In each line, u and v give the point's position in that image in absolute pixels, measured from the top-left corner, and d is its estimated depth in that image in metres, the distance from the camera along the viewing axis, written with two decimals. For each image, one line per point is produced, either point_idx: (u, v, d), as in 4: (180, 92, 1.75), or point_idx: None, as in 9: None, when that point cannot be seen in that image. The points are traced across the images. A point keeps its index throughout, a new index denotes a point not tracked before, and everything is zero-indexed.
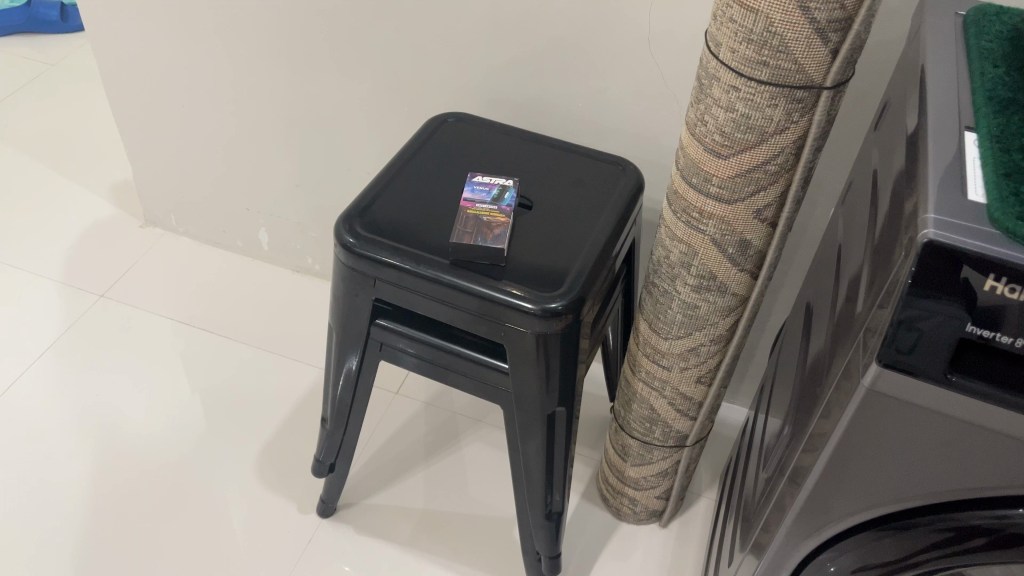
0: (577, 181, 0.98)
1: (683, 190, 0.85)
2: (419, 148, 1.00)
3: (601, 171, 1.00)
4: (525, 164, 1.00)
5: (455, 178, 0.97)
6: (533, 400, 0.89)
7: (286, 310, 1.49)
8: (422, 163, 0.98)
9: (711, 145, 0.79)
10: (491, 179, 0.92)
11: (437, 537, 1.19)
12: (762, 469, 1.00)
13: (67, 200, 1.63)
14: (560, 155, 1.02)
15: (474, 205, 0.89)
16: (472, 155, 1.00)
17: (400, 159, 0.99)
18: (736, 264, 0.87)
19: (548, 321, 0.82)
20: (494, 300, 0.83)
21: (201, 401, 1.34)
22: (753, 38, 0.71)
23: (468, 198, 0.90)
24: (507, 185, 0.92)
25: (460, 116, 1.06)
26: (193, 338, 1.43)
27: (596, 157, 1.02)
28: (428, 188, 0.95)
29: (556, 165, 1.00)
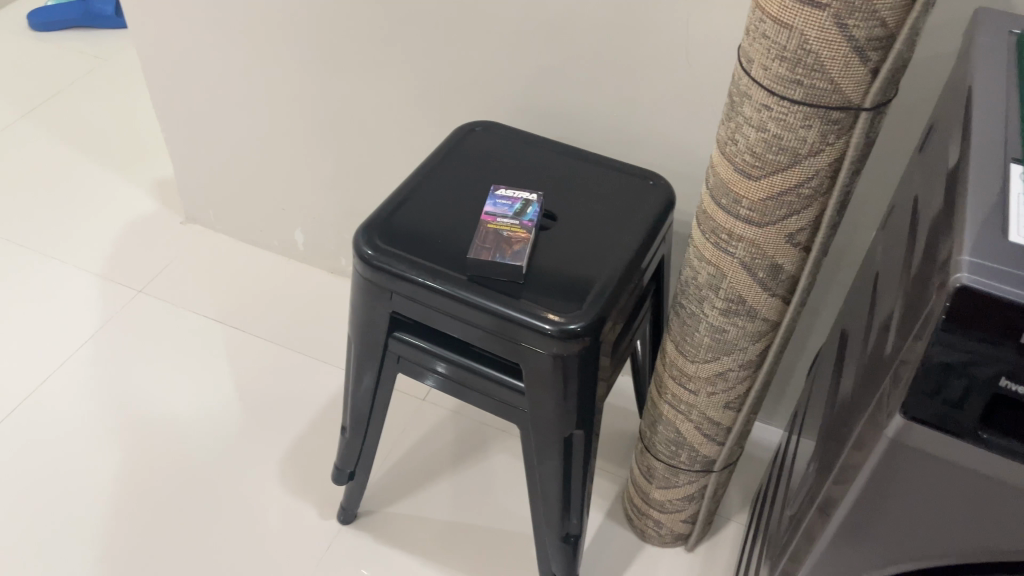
0: (604, 196, 0.95)
1: (710, 209, 0.82)
2: (444, 159, 0.98)
3: (630, 185, 0.96)
4: (552, 176, 0.97)
5: (478, 189, 0.94)
6: (550, 421, 0.86)
7: (318, 311, 1.49)
8: (446, 174, 0.96)
9: (741, 165, 0.76)
10: (514, 193, 0.89)
11: (456, 549, 1.17)
12: (790, 502, 0.95)
13: (111, 194, 1.66)
14: (589, 168, 0.98)
15: (495, 219, 0.86)
16: (498, 166, 0.98)
17: (424, 169, 0.97)
18: (767, 289, 0.83)
19: (566, 343, 0.79)
20: (511, 320, 0.80)
21: (230, 400, 1.35)
22: (786, 55, 0.67)
23: (490, 212, 0.87)
24: (531, 199, 0.89)
25: (488, 123, 1.04)
26: (226, 336, 1.44)
27: (626, 171, 0.98)
28: (450, 199, 0.93)
29: (584, 178, 0.97)
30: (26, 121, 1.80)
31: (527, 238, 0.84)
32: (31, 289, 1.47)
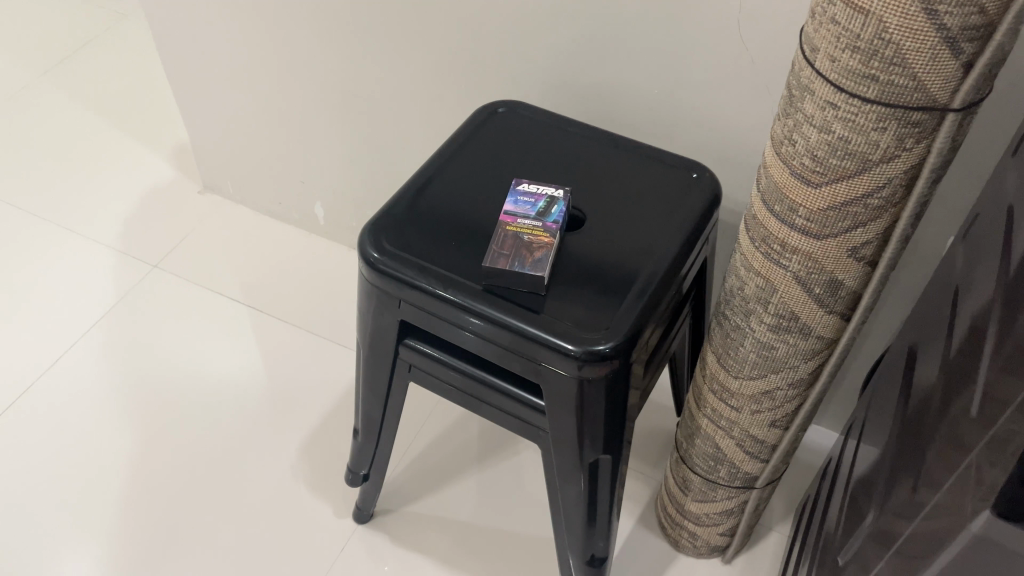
0: (642, 190, 0.84)
1: (759, 214, 0.71)
2: (463, 146, 0.89)
3: (671, 177, 0.85)
4: (582, 166, 0.87)
5: (499, 182, 0.85)
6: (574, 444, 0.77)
7: (338, 290, 1.41)
8: (465, 165, 0.87)
9: (799, 169, 0.65)
10: (538, 188, 0.79)
11: (476, 554, 1.11)
12: (836, 530, 0.86)
13: (129, 162, 1.59)
14: (624, 156, 0.88)
15: (516, 221, 0.76)
16: (523, 156, 0.88)
17: (440, 158, 0.87)
18: (823, 306, 0.73)
19: (592, 366, 0.70)
20: (531, 337, 0.71)
21: (244, 386, 1.28)
22: (859, 46, 0.56)
23: (510, 211, 0.77)
24: (557, 196, 0.79)
25: (514, 104, 0.93)
26: (242, 316, 1.37)
27: (666, 159, 0.87)
28: (467, 193, 0.83)
29: (618, 169, 0.86)
30: (43, 84, 1.73)
31: (551, 244, 0.74)
32: (44, 263, 1.42)
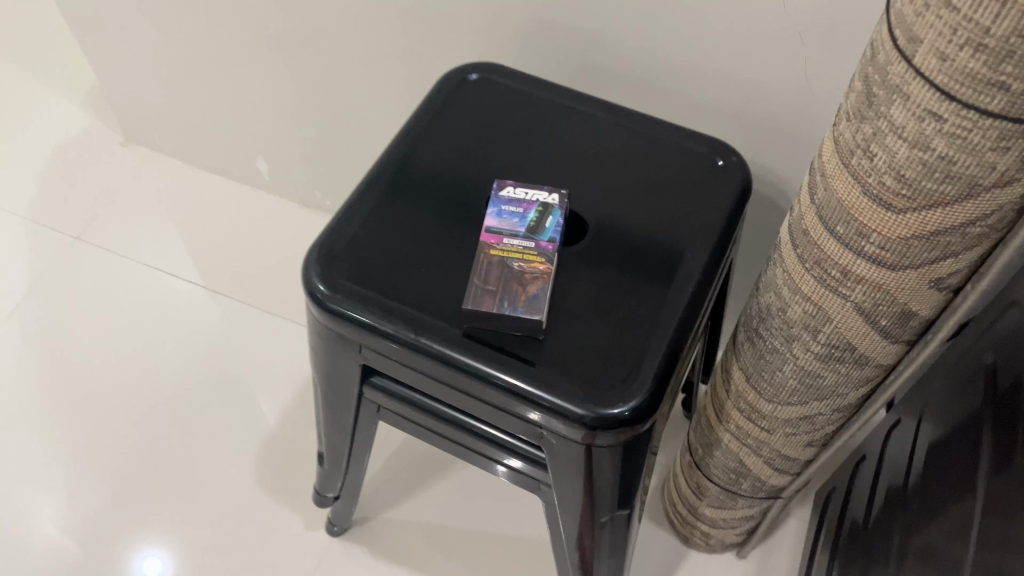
0: (655, 182, 0.68)
1: (812, 230, 0.56)
2: (430, 131, 0.71)
3: (690, 164, 0.69)
4: (580, 152, 0.70)
5: (477, 178, 0.68)
6: (583, 499, 0.65)
7: (291, 256, 1.24)
8: (435, 157, 0.69)
9: (875, 189, 0.49)
10: (528, 194, 0.62)
11: (466, 562, 1.00)
12: (877, 552, 0.75)
13: (38, 112, 1.38)
14: (629, 135, 0.71)
15: (501, 241, 0.60)
16: (506, 143, 0.71)
17: (402, 147, 0.70)
18: (889, 337, 0.58)
19: (607, 432, 0.56)
20: (529, 399, 0.56)
21: (194, 378, 1.13)
22: (987, 43, 0.39)
23: (493, 228, 0.61)
24: (551, 202, 0.62)
25: (490, 71, 0.75)
26: (183, 290, 1.20)
27: (681, 138, 0.71)
28: (437, 195, 0.67)
29: (623, 154, 0.70)
30: None
31: (548, 276, 0.58)
32: None
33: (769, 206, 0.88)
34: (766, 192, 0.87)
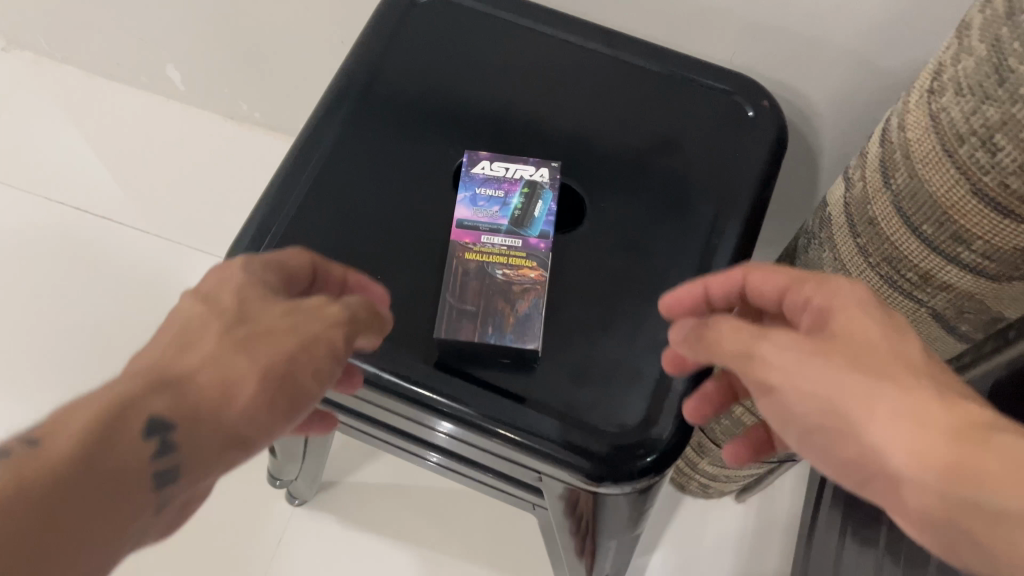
0: (669, 142, 0.54)
1: (883, 221, 0.43)
2: (381, 81, 0.56)
3: (712, 118, 0.55)
4: (575, 105, 0.56)
5: (439, 147, 0.54)
6: (582, 525, 0.55)
7: (215, 178, 1.04)
8: (390, 116, 0.55)
9: (990, 192, 0.36)
10: (510, 172, 0.49)
11: (447, 526, 0.91)
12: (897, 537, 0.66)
13: None
14: (625, 80, 0.57)
15: (479, 240, 0.47)
16: (480, 94, 0.56)
17: (340, 105, 0.55)
18: (965, 341, 0.47)
19: (620, 486, 0.45)
20: (522, 448, 0.45)
21: (104, 321, 0.92)
22: None
23: (466, 221, 0.47)
24: (540, 182, 0.49)
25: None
26: (93, 221, 0.99)
27: (690, 83, 0.57)
28: (391, 169, 0.52)
29: (627, 106, 0.56)
30: None
31: (541, 288, 0.45)
32: None
33: (798, 134, 0.73)
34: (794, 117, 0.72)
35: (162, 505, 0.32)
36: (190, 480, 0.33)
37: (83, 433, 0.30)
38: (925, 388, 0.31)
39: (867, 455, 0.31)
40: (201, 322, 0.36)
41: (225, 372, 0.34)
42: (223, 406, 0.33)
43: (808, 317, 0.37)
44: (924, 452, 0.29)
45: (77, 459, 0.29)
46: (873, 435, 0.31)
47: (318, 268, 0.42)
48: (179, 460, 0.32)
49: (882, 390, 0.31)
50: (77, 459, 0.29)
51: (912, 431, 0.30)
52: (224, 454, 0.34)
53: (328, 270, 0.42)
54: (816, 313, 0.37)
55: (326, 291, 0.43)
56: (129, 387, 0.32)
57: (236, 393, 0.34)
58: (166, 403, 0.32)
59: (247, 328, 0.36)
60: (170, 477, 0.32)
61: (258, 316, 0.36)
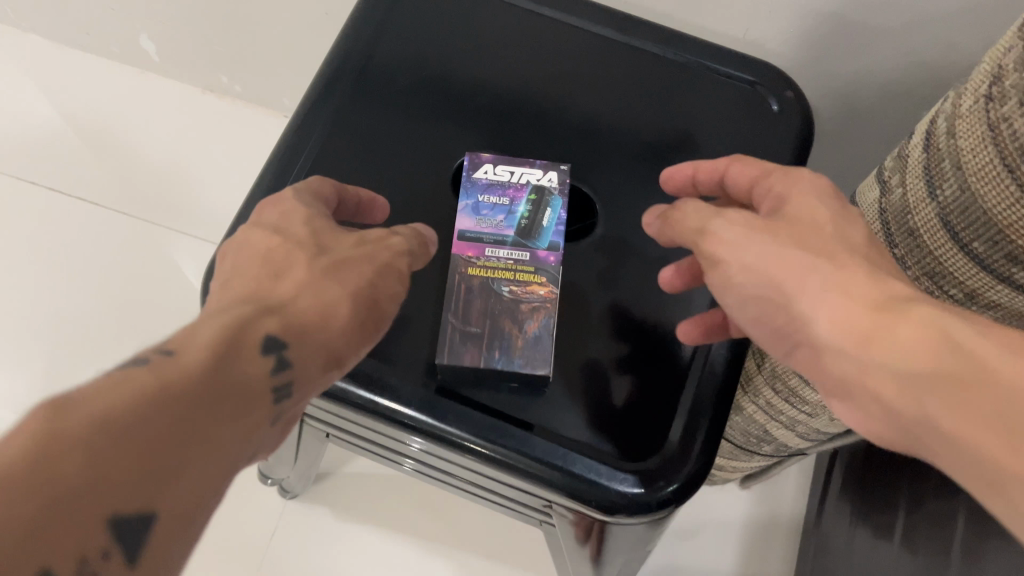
0: (685, 139, 0.50)
1: (925, 234, 0.40)
2: (371, 72, 0.51)
3: (732, 111, 0.51)
4: (584, 96, 0.52)
5: (440, 144, 0.49)
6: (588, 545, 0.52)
7: (194, 156, 0.96)
8: (382, 113, 0.50)
9: None
10: (517, 177, 0.46)
11: (447, 518, 0.88)
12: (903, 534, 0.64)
13: None
14: (639, 69, 0.53)
15: (483, 253, 0.43)
16: (480, 86, 0.52)
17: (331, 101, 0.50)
18: None
19: (635, 517, 0.42)
20: (532, 477, 0.42)
21: (80, 319, 0.86)
22: None
23: (469, 232, 0.44)
24: (550, 188, 0.46)
25: None
26: (62, 205, 0.92)
27: (710, 73, 0.53)
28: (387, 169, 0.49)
29: (640, 98, 0.52)
30: None
31: (551, 306, 0.42)
32: None
33: (823, 114, 0.67)
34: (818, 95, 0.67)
35: (285, 422, 0.33)
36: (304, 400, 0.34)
37: (213, 341, 0.31)
38: (856, 267, 0.34)
39: (793, 321, 0.35)
40: (282, 252, 0.37)
41: (320, 297, 0.36)
42: (323, 322, 0.35)
43: (768, 205, 0.39)
44: (842, 320, 0.33)
45: (214, 362, 0.30)
46: (803, 304, 0.34)
47: (344, 192, 0.43)
48: (297, 375, 0.33)
49: (817, 266, 0.35)
50: (212, 366, 0.30)
51: (840, 304, 0.33)
52: (326, 376, 0.36)
53: (347, 192, 0.43)
54: (774, 199, 0.39)
55: (345, 214, 0.44)
56: (241, 310, 0.34)
57: (333, 314, 0.36)
58: (277, 321, 0.34)
59: (329, 258, 0.38)
60: (287, 393, 0.32)
61: (333, 246, 0.39)
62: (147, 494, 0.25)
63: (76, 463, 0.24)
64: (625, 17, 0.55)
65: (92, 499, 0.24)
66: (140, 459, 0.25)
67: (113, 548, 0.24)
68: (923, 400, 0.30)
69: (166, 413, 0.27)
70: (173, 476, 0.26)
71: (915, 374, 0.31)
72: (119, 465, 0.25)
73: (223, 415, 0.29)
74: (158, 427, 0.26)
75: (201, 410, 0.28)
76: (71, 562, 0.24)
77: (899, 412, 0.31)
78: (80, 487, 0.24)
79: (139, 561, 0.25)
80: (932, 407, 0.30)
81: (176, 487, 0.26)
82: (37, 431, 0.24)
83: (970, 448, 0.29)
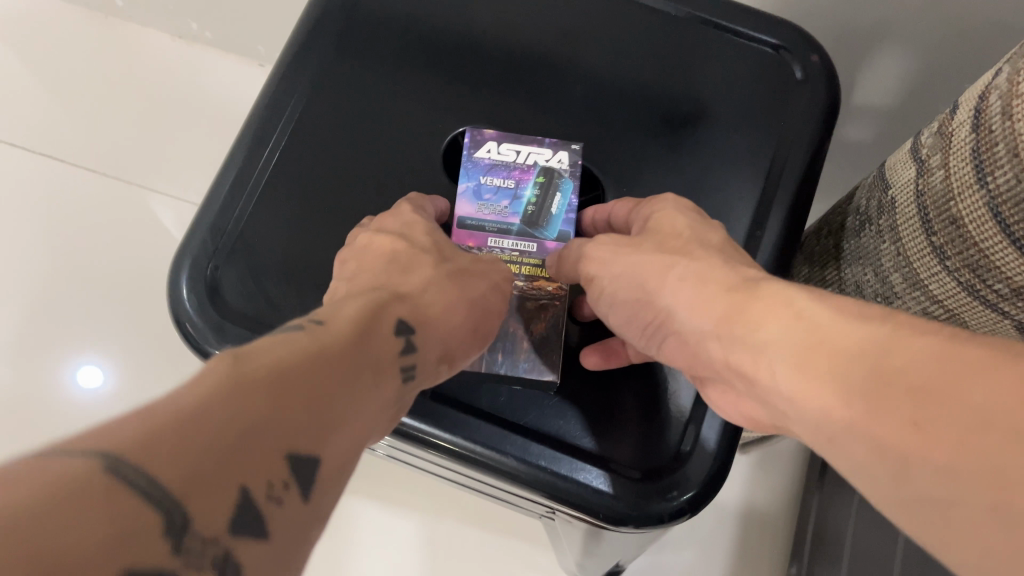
0: (699, 110, 0.46)
1: (971, 223, 0.36)
2: (356, 38, 0.47)
3: (750, 81, 0.47)
4: (593, 58, 0.47)
5: (430, 123, 0.45)
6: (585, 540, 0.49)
7: (161, 104, 0.88)
8: (369, 83, 0.46)
9: None
10: (524, 158, 0.43)
11: None
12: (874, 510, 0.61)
13: None
14: (650, 32, 0.48)
15: (486, 244, 0.42)
16: (475, 53, 0.47)
17: (309, 75, 0.46)
18: None
19: (642, 529, 0.39)
20: (532, 487, 0.39)
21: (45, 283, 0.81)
22: None
23: (471, 219, 0.42)
24: (560, 170, 0.43)
25: None
26: (24, 160, 0.85)
27: (728, 36, 0.48)
28: (371, 152, 0.44)
29: (649, 65, 0.47)
30: None
31: (563, 304, 0.41)
32: None
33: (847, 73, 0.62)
34: (843, 59, 0.61)
35: (406, 409, 0.31)
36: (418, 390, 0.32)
37: (355, 317, 0.29)
38: (708, 261, 0.35)
39: (659, 316, 0.36)
40: (407, 254, 0.36)
41: (447, 294, 0.35)
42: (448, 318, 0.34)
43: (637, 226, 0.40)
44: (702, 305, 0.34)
45: (359, 332, 0.28)
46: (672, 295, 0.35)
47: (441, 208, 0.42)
48: (423, 360, 0.31)
49: (676, 262, 0.36)
50: (360, 336, 0.28)
51: (694, 291, 0.34)
52: (438, 372, 0.33)
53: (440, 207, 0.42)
54: (643, 218, 0.40)
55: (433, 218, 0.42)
56: (369, 294, 0.32)
57: (455, 312, 0.34)
58: (407, 307, 0.33)
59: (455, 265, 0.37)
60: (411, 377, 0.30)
61: (454, 255, 0.38)
62: (319, 439, 0.23)
63: (260, 393, 0.22)
64: None
65: (278, 430, 0.22)
66: (315, 401, 0.24)
67: (292, 482, 0.22)
68: (772, 364, 0.30)
69: (328, 367, 0.25)
70: (336, 423, 0.24)
71: (766, 343, 0.31)
72: (296, 406, 0.23)
73: (369, 376, 0.27)
74: (326, 378, 0.25)
75: (350, 379, 0.26)
76: (259, 487, 0.21)
77: (761, 383, 0.31)
78: (270, 419, 0.22)
79: (310, 501, 0.23)
80: (781, 372, 0.30)
81: (339, 440, 0.24)
82: (228, 369, 0.22)
83: (818, 409, 0.28)
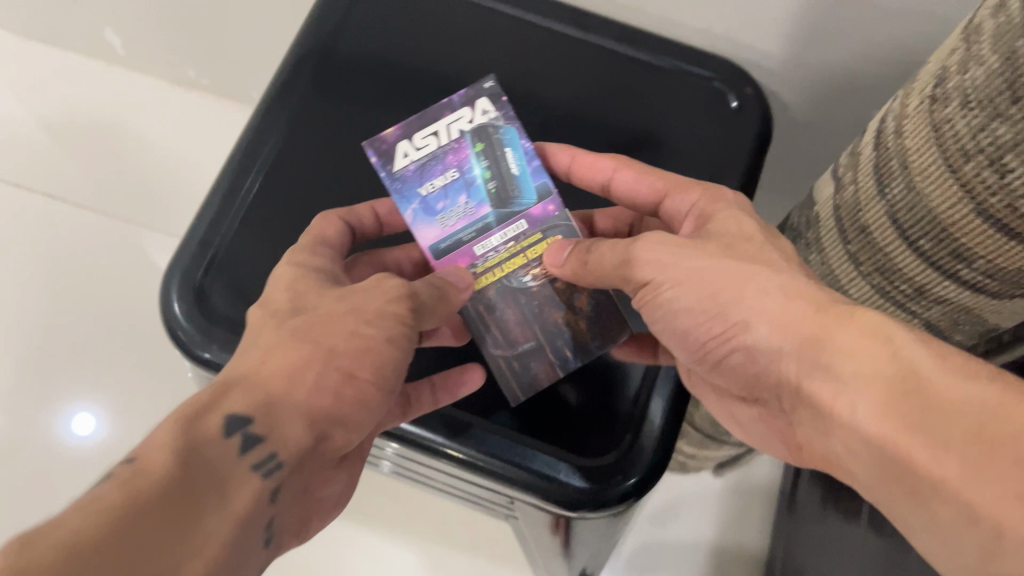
0: (645, 135, 0.51)
1: (876, 230, 0.40)
2: (333, 74, 0.52)
3: (690, 108, 0.52)
4: (549, 90, 0.52)
5: None
6: (550, 539, 0.53)
7: (157, 146, 0.93)
8: (346, 113, 0.51)
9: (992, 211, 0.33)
10: (446, 137, 0.45)
11: None
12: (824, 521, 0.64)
13: None
14: (599, 66, 0.53)
15: (475, 255, 0.44)
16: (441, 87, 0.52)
17: (291, 105, 0.51)
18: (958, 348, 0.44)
19: (597, 513, 0.43)
20: (499, 477, 0.43)
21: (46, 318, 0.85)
22: None
23: (449, 238, 0.44)
24: (485, 131, 0.46)
25: None
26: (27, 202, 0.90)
27: (670, 69, 0.53)
28: (345, 172, 0.49)
29: (599, 94, 0.52)
30: None
31: (611, 291, 0.45)
32: None
33: None
34: None
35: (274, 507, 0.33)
36: (305, 482, 0.35)
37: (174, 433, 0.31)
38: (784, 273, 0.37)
39: (734, 328, 0.37)
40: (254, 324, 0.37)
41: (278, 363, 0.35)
42: (345, 408, 0.36)
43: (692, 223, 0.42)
44: (784, 325, 0.35)
45: (180, 454, 0.30)
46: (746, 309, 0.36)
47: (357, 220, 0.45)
48: (272, 442, 0.33)
49: (758, 272, 0.37)
50: (181, 460, 0.30)
51: (781, 304, 0.36)
52: (305, 460, 0.35)
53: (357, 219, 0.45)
54: (699, 214, 0.42)
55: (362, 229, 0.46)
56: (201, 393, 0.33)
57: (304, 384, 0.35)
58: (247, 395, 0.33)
59: (299, 320, 0.37)
60: (278, 467, 0.33)
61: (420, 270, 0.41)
62: None
63: None
64: (588, 15, 0.55)
65: None
66: (124, 561, 0.26)
67: None
68: (856, 401, 0.32)
69: (144, 515, 0.27)
70: (170, 564, 0.27)
71: (850, 376, 0.32)
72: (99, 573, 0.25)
73: (197, 501, 0.29)
74: (136, 532, 0.27)
75: (167, 515, 0.28)
76: None
77: (836, 416, 0.33)
78: None
79: None
80: (864, 412, 0.31)
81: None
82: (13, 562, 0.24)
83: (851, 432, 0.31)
